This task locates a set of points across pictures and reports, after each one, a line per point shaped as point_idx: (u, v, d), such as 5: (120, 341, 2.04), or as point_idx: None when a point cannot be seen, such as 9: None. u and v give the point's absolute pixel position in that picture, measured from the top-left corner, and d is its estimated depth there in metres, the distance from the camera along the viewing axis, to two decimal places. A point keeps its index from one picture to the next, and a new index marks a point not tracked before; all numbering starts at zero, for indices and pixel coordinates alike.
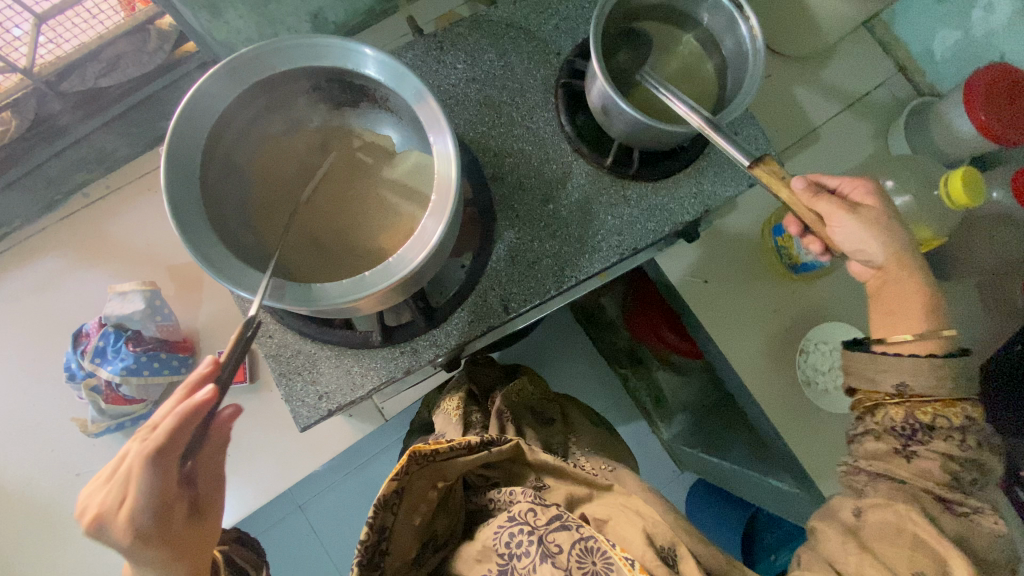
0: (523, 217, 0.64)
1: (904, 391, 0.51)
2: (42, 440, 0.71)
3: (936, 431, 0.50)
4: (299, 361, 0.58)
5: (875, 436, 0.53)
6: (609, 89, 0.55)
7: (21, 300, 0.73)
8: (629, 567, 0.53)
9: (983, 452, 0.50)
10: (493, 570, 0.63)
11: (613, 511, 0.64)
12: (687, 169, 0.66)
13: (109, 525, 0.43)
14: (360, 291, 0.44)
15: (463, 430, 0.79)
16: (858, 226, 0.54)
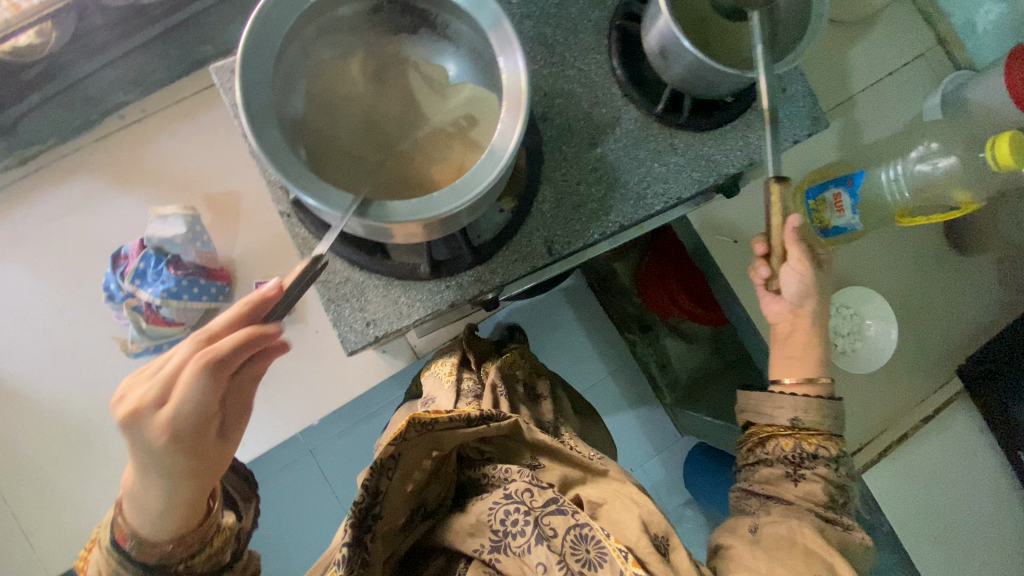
0: (569, 160, 0.64)
1: (796, 424, 0.57)
2: (78, 360, 0.71)
3: (818, 458, 0.56)
4: (347, 289, 0.59)
5: (768, 463, 0.58)
6: (672, 26, 0.55)
7: (56, 219, 0.73)
8: (623, 559, 0.43)
9: (850, 477, 0.57)
10: (486, 548, 0.50)
11: (608, 495, 0.53)
12: (735, 121, 0.66)
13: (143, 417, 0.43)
14: (433, 209, 0.45)
15: (455, 398, 0.68)
16: (798, 273, 0.58)
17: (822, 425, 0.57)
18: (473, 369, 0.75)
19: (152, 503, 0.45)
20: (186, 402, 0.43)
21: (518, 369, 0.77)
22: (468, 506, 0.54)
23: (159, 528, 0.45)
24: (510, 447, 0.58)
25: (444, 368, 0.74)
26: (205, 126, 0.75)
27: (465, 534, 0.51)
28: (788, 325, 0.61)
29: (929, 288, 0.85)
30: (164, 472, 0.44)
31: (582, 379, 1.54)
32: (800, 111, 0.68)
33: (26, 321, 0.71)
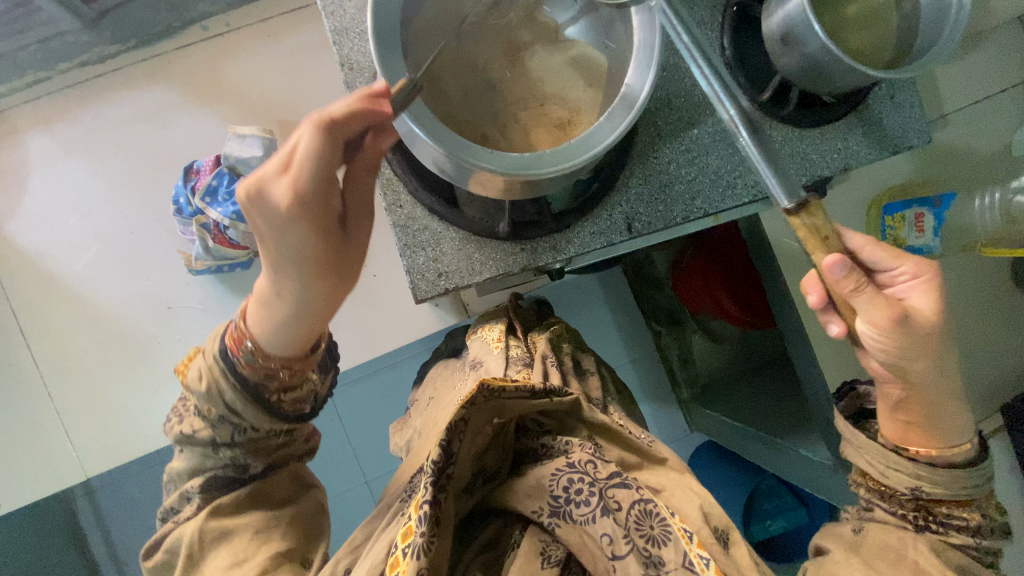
0: (665, 138, 0.62)
1: (919, 493, 0.51)
2: (138, 269, 0.71)
3: (951, 522, 0.50)
4: (423, 237, 0.58)
5: (882, 508, 0.54)
6: (806, 10, 0.51)
7: (129, 124, 0.72)
8: (688, 541, 0.44)
9: (992, 539, 0.51)
10: (544, 510, 0.50)
11: (669, 482, 0.53)
12: (839, 122, 0.64)
13: (266, 208, 0.38)
14: (543, 167, 0.46)
15: (506, 365, 0.67)
16: (909, 343, 0.47)
17: (954, 493, 0.50)
18: (520, 339, 0.74)
19: (280, 307, 0.43)
20: (315, 189, 0.38)
21: (564, 345, 0.76)
22: (526, 473, 0.55)
23: (279, 340, 0.45)
24: (568, 422, 0.58)
25: (494, 334, 0.73)
26: (286, 51, 0.73)
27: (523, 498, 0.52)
28: (897, 394, 0.51)
29: (990, 323, 0.83)
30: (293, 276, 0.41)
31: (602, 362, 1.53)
32: (906, 121, 0.65)
33: (89, 222, 0.71)
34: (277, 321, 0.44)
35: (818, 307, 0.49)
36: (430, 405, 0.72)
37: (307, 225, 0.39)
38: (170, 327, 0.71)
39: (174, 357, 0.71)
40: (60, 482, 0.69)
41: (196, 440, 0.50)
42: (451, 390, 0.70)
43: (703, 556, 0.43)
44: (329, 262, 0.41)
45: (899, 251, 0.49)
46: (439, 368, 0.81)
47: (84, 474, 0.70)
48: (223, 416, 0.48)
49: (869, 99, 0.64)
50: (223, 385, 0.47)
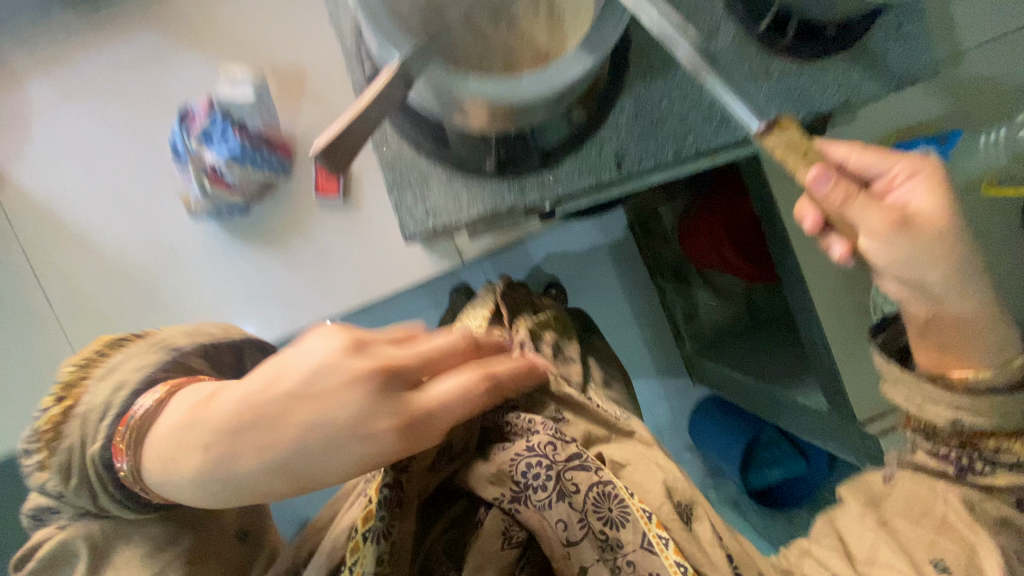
0: (656, 73, 0.61)
1: (963, 425, 0.51)
2: (142, 214, 0.73)
3: (997, 461, 0.51)
4: (411, 175, 0.59)
5: (925, 453, 0.54)
6: None
7: (123, 67, 0.72)
8: (646, 521, 0.53)
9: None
10: (506, 495, 0.56)
11: (631, 457, 0.62)
12: (841, 54, 0.62)
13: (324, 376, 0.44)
14: (522, 93, 0.46)
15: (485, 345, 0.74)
16: (913, 243, 0.48)
17: (1005, 424, 0.50)
18: (503, 326, 0.82)
19: (275, 452, 0.43)
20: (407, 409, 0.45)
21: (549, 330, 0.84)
22: (490, 451, 0.60)
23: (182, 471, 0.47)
24: (539, 397, 0.66)
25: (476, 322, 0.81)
26: None
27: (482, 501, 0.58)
28: (925, 314, 0.52)
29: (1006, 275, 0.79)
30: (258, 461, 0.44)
31: (606, 316, 1.54)
32: (913, 53, 0.63)
33: (90, 167, 0.73)
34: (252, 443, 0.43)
35: (814, 230, 0.55)
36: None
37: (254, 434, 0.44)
38: (175, 269, 0.74)
39: (180, 298, 0.75)
40: None
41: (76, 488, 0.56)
42: None
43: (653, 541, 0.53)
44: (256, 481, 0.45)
45: (896, 154, 0.52)
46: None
47: None
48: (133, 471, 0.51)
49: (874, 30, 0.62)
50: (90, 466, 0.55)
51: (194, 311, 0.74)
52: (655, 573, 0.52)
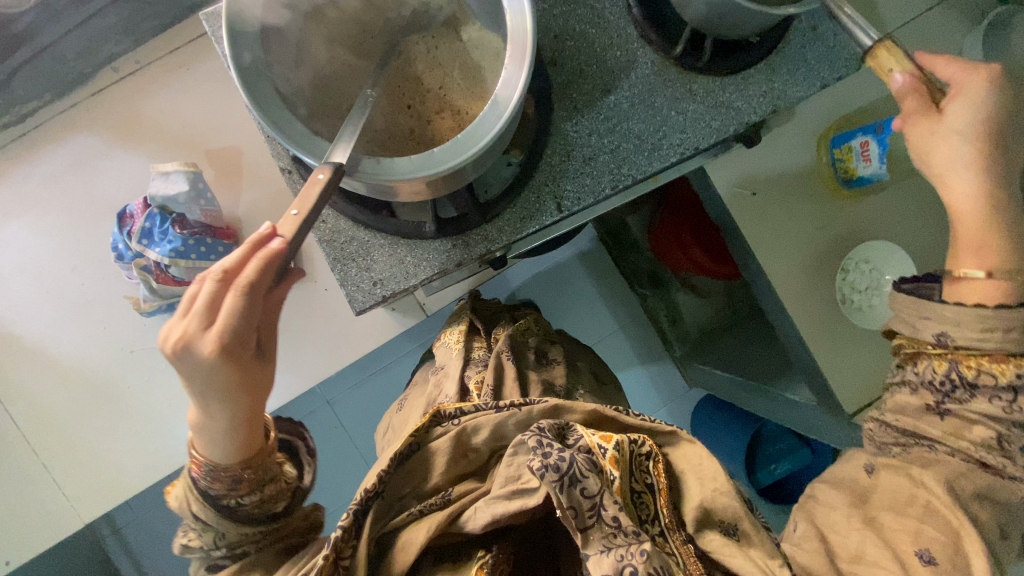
0: (581, 110, 0.61)
1: (946, 340, 0.51)
2: (95, 314, 0.72)
3: (980, 389, 0.50)
4: (352, 248, 0.58)
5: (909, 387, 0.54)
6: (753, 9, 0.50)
7: (53, 179, 0.71)
8: (602, 456, 0.47)
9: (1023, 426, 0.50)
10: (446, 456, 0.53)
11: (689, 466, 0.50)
12: (761, 65, 0.63)
13: (184, 355, 0.44)
14: (445, 163, 0.43)
15: (463, 364, 0.71)
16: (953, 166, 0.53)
17: (989, 345, 0.50)
18: (483, 339, 0.78)
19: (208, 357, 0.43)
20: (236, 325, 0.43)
21: (528, 338, 0.77)
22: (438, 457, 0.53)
23: (226, 446, 0.47)
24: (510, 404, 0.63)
25: (454, 336, 0.77)
26: (199, 77, 0.71)
27: (435, 464, 0.53)
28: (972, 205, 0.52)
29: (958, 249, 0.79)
30: (227, 408, 0.46)
31: (593, 331, 1.48)
32: (831, 52, 0.64)
33: (37, 281, 0.71)
34: (239, 332, 0.44)
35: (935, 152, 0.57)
36: (402, 408, 0.76)
37: (233, 371, 0.45)
38: (135, 370, 0.73)
39: (144, 396, 0.73)
40: (62, 530, 0.73)
41: (205, 520, 0.48)
42: (419, 397, 0.75)
43: (613, 475, 0.46)
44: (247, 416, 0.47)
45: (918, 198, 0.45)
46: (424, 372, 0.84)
47: (83, 520, 0.73)
48: (180, 506, 0.50)
49: (787, 35, 0.63)
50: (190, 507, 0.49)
51: (160, 404, 0.73)
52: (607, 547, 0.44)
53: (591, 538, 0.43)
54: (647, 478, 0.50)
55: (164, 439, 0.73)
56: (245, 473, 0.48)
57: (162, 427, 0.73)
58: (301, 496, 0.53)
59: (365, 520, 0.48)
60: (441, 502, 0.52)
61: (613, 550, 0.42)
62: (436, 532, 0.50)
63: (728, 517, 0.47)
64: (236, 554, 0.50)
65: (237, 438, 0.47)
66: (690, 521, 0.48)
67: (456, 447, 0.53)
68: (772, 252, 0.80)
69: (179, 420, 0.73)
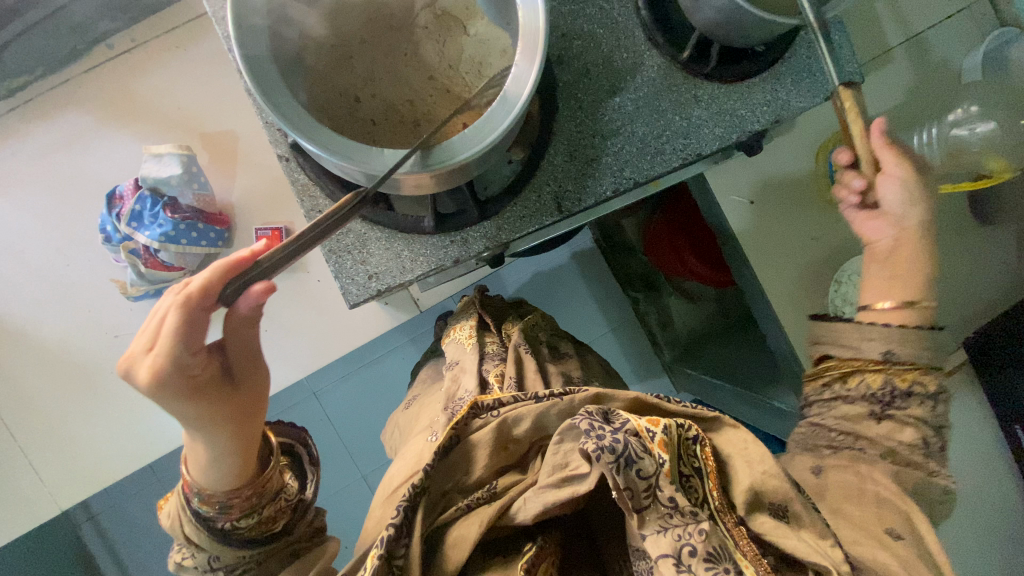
0: (585, 110, 0.60)
1: (890, 356, 0.53)
2: (80, 298, 0.70)
3: (913, 395, 0.52)
4: (348, 240, 0.57)
5: (847, 400, 0.54)
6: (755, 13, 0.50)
7: (40, 156, 0.69)
8: (649, 440, 0.44)
9: (944, 428, 0.53)
10: (485, 446, 0.52)
11: (732, 448, 0.48)
12: (766, 73, 0.63)
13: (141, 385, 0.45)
14: (454, 158, 0.43)
15: (481, 359, 0.70)
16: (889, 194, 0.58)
17: (919, 359, 0.53)
18: (494, 335, 0.77)
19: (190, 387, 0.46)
20: (178, 352, 0.44)
21: (540, 333, 0.78)
22: (479, 447, 0.52)
23: (217, 473, 0.47)
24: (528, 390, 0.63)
25: (465, 331, 0.76)
26: (196, 59, 0.70)
27: (476, 456, 0.52)
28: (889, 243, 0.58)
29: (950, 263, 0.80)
30: (215, 436, 0.47)
31: (586, 331, 1.49)
32: (837, 65, 0.64)
33: (20, 261, 0.69)
34: (180, 359, 0.45)
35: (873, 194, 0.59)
36: (410, 407, 0.76)
37: (207, 399, 0.46)
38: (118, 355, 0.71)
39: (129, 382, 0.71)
40: (39, 517, 0.71)
41: (199, 535, 0.48)
42: (434, 391, 0.74)
43: (664, 458, 0.43)
44: (246, 443, 0.48)
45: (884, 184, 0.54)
46: (429, 369, 0.84)
47: (59, 507, 0.72)
48: (171, 519, 0.50)
49: (794, 45, 0.63)
50: (182, 521, 0.49)
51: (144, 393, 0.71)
52: (665, 527, 0.43)
53: (647, 519, 0.43)
54: (695, 461, 0.46)
55: (147, 428, 0.72)
56: (239, 495, 0.48)
57: (145, 416, 0.72)
58: (303, 509, 0.53)
59: (414, 516, 0.46)
60: (488, 494, 0.51)
61: (670, 530, 0.42)
62: (487, 526, 0.49)
63: (779, 499, 0.45)
64: (235, 572, 0.51)
65: (223, 468, 0.48)
66: (742, 503, 0.45)
67: (497, 439, 0.52)
68: (769, 261, 0.80)
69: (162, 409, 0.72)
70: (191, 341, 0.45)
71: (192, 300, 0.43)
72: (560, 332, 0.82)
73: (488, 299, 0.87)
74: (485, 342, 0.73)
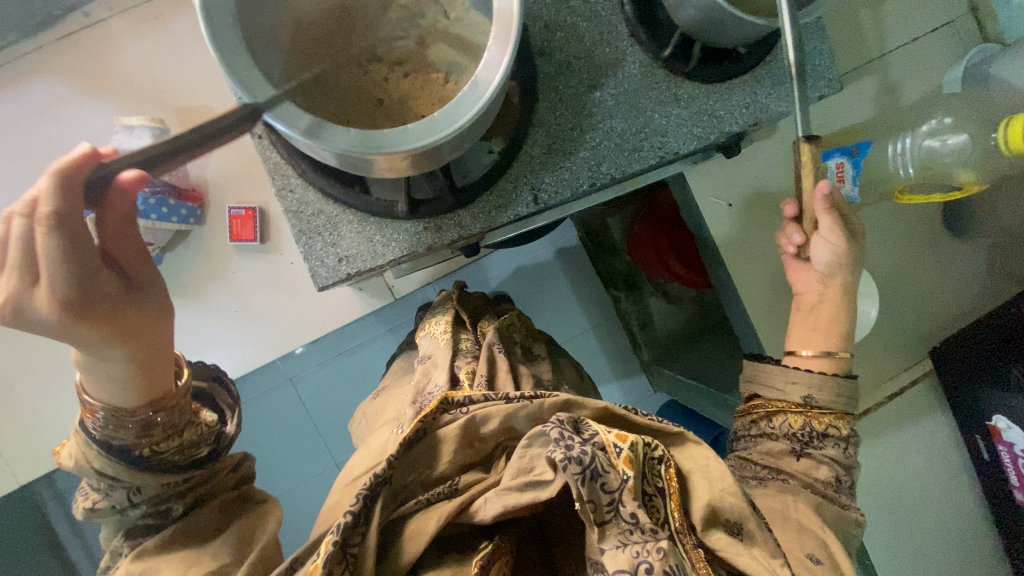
0: (565, 103, 0.60)
1: (808, 400, 0.58)
2: None
3: (827, 437, 0.57)
4: (319, 222, 0.57)
5: (771, 438, 0.58)
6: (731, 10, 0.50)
7: (8, 123, 0.67)
8: (614, 455, 0.44)
9: (853, 464, 0.57)
10: (450, 443, 0.52)
11: (694, 465, 0.48)
12: (746, 76, 0.63)
13: (30, 317, 0.40)
14: (423, 141, 0.42)
15: (454, 356, 0.70)
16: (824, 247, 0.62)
17: (833, 405, 0.57)
18: (469, 331, 0.77)
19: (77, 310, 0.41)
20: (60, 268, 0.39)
21: (516, 332, 0.78)
22: (446, 441, 0.52)
23: (128, 395, 0.45)
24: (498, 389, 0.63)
25: (440, 328, 0.76)
26: (175, 33, 0.69)
27: (442, 450, 0.52)
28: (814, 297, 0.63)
29: (919, 275, 0.81)
30: (119, 356, 0.44)
31: (566, 328, 1.50)
32: (815, 71, 0.64)
33: None
34: (70, 275, 0.40)
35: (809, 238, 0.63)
36: (378, 398, 0.75)
37: (102, 324, 0.43)
38: None
39: None
40: None
41: (110, 469, 0.44)
42: (404, 383, 0.74)
43: (628, 474, 0.43)
44: (144, 363, 0.45)
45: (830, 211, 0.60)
46: (401, 360, 0.84)
47: None
48: (75, 461, 0.45)
49: (776, 49, 0.63)
50: (89, 462, 0.44)
51: None
52: (624, 543, 0.42)
53: (608, 533, 0.43)
54: (658, 480, 0.46)
55: None
56: (156, 415, 0.45)
57: None
58: (224, 446, 0.51)
59: (372, 504, 0.46)
60: (449, 491, 0.51)
61: (629, 547, 0.41)
62: (447, 521, 0.49)
63: (734, 516, 0.45)
64: (159, 506, 0.47)
65: (133, 391, 0.45)
66: (699, 520, 0.45)
67: (463, 436, 0.52)
68: (744, 264, 0.81)
69: None
70: (69, 255, 0.40)
71: (65, 211, 0.38)
72: (534, 332, 0.82)
73: (465, 296, 0.87)
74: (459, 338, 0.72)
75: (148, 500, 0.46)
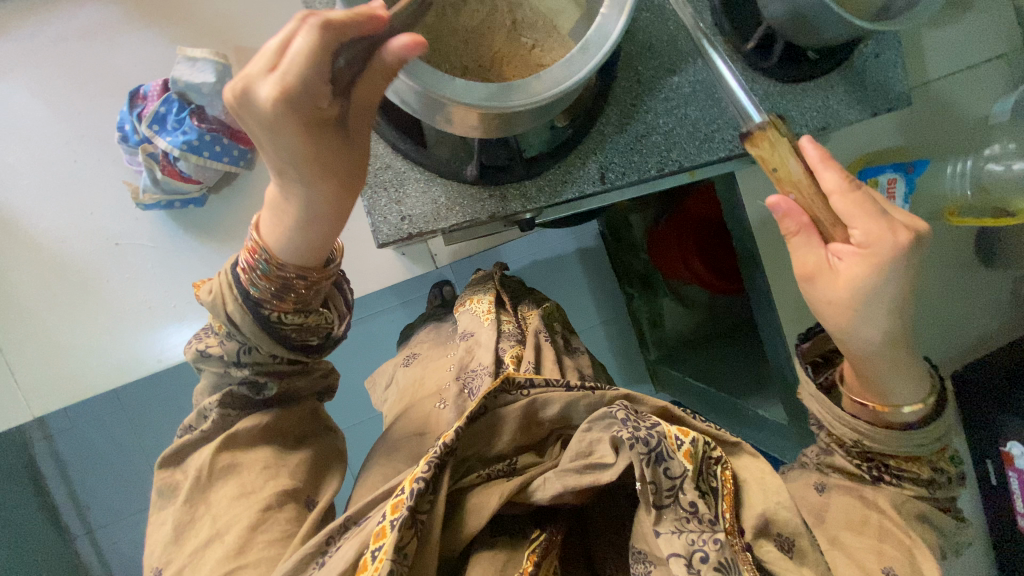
0: (644, 85, 0.59)
1: (865, 447, 0.50)
2: (83, 199, 0.67)
3: (904, 477, 0.49)
4: (387, 176, 0.56)
5: (840, 456, 0.52)
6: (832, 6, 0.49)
7: (57, 43, 0.64)
8: (675, 445, 0.44)
9: (948, 490, 0.50)
10: (513, 421, 0.51)
11: (749, 474, 0.48)
12: (820, 78, 0.63)
13: (249, 111, 0.36)
14: (527, 98, 0.43)
15: (498, 334, 0.69)
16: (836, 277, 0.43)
17: (906, 450, 0.48)
18: (510, 314, 0.76)
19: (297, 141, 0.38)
20: (305, 95, 0.36)
21: (555, 322, 0.77)
22: (500, 419, 0.51)
23: (298, 246, 0.45)
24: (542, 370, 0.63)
25: (483, 306, 0.75)
26: None
27: (501, 428, 0.52)
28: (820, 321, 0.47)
29: (949, 303, 0.82)
30: (306, 195, 0.42)
31: (576, 321, 1.50)
32: (887, 83, 0.65)
33: (24, 152, 0.65)
34: (308, 104, 0.36)
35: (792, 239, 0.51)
36: (412, 367, 0.75)
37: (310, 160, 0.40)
38: (119, 263, 0.68)
39: (124, 294, 0.68)
40: (7, 424, 0.67)
41: (239, 316, 0.47)
42: (441, 355, 0.74)
43: (688, 467, 0.44)
44: (316, 213, 0.44)
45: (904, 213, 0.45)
46: (431, 332, 0.84)
47: (32, 414, 0.68)
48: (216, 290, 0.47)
49: (854, 56, 0.63)
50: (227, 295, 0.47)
51: (141, 308, 0.69)
52: (678, 529, 0.42)
53: (663, 517, 0.43)
54: (713, 480, 0.46)
55: (135, 344, 0.69)
56: (298, 283, 0.47)
57: (136, 330, 0.69)
58: (330, 345, 0.54)
59: (441, 472, 0.46)
60: (508, 469, 0.52)
61: (685, 533, 0.42)
62: (507, 498, 0.49)
63: (787, 533, 0.44)
64: (259, 373, 0.51)
65: (303, 240, 0.45)
66: (750, 528, 0.44)
67: (525, 416, 0.52)
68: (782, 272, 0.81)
69: (157, 326, 0.69)
70: (317, 88, 0.36)
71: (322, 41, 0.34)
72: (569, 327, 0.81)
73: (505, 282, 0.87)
74: (503, 320, 0.71)
75: (261, 369, 0.51)
